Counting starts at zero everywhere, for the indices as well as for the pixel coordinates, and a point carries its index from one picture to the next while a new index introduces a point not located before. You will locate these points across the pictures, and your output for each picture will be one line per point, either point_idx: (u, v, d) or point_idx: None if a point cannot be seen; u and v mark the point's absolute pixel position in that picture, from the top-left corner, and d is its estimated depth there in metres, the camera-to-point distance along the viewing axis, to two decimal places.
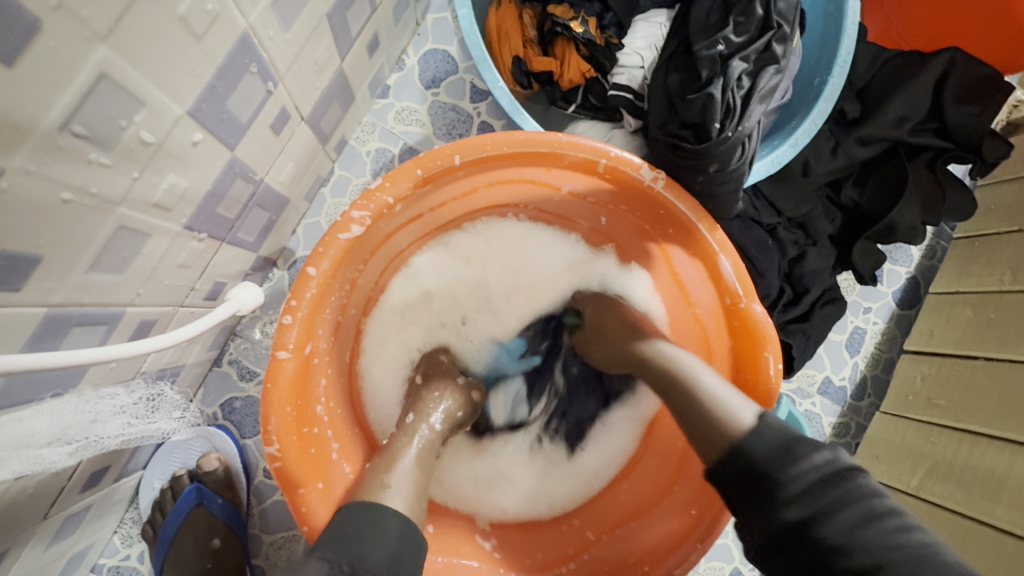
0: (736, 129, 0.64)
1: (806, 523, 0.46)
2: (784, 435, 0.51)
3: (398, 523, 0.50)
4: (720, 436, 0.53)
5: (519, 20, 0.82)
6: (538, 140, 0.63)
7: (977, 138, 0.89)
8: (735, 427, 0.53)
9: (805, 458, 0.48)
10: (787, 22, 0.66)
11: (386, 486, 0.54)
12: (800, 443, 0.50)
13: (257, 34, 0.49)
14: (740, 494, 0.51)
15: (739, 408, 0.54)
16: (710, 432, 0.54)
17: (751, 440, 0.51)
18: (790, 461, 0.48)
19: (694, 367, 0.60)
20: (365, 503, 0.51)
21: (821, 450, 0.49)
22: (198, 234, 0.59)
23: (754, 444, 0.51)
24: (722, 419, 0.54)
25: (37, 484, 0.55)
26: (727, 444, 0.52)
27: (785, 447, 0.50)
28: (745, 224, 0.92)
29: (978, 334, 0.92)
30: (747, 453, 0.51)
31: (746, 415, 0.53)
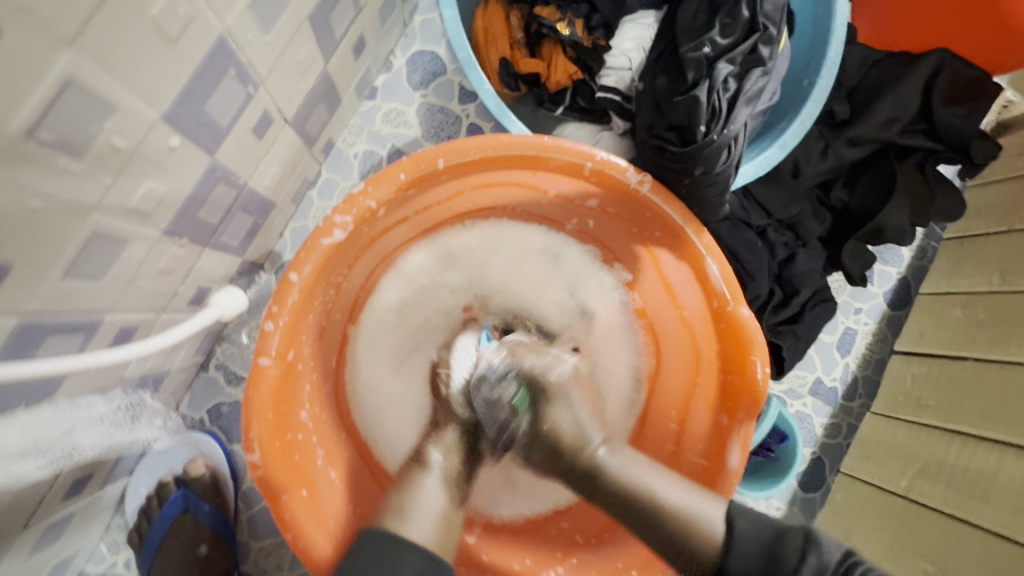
0: (722, 132, 0.63)
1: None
2: (764, 531, 0.56)
3: (416, 557, 0.53)
4: (702, 552, 0.57)
5: (506, 21, 0.81)
6: (522, 143, 0.62)
7: (966, 140, 0.89)
8: (710, 544, 0.57)
9: (795, 567, 0.53)
10: (773, 24, 0.66)
11: (405, 515, 0.57)
12: (785, 536, 0.55)
13: (234, 37, 0.49)
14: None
15: (712, 517, 0.58)
16: (692, 561, 0.57)
17: (730, 561, 0.56)
18: (778, 570, 0.53)
19: (650, 481, 0.61)
20: (384, 535, 0.54)
21: (806, 556, 0.52)
22: (179, 239, 0.59)
23: (732, 563, 0.56)
24: (697, 533, 0.57)
25: (16, 494, 0.55)
26: (713, 566, 0.57)
27: (768, 555, 0.55)
28: (735, 225, 0.92)
29: (967, 334, 0.92)
30: (729, 572, 0.56)
31: (717, 522, 0.57)
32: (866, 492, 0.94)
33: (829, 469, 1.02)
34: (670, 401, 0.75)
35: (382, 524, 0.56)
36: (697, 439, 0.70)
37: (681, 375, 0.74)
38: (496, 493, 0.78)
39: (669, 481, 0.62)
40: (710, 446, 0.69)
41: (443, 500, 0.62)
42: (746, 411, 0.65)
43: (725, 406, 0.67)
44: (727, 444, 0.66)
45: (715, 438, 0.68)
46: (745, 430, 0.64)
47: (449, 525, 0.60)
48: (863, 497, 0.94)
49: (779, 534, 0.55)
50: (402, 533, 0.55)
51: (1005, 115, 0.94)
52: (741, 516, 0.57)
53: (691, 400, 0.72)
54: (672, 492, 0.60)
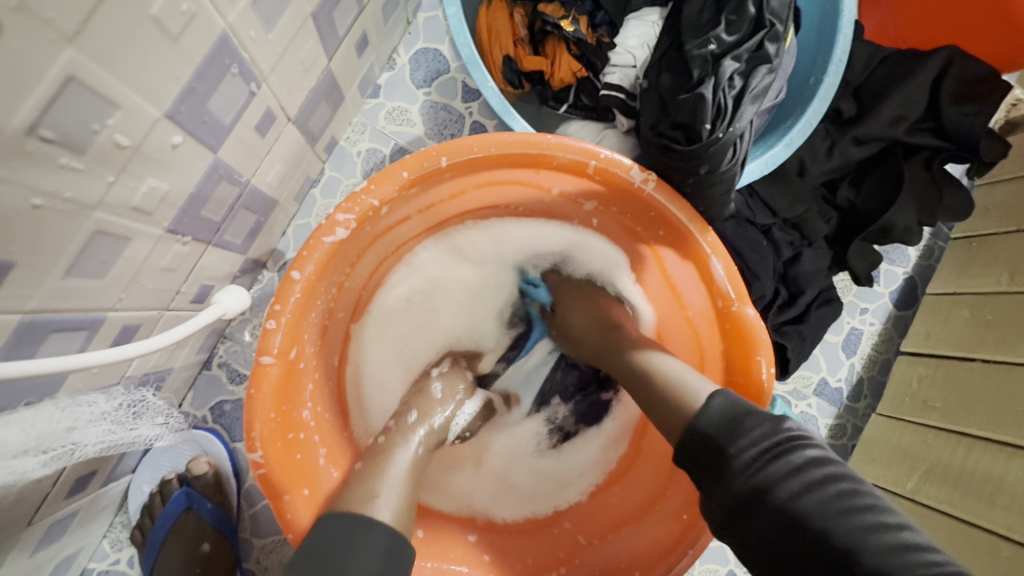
0: (727, 130, 0.63)
1: (764, 493, 0.47)
2: (733, 409, 0.53)
3: (383, 536, 0.51)
4: (676, 415, 0.57)
5: (510, 18, 0.80)
6: (526, 141, 0.62)
7: (974, 139, 0.88)
8: (687, 409, 0.56)
9: (743, 438, 0.50)
10: (780, 21, 0.65)
11: (371, 495, 0.55)
12: (751, 411, 0.52)
13: (237, 34, 0.49)
14: (701, 477, 0.53)
15: (696, 391, 0.56)
16: (669, 418, 0.57)
17: (704, 416, 0.54)
18: (739, 431, 0.51)
19: (655, 355, 0.63)
20: (349, 514, 0.52)
21: (769, 427, 0.50)
22: (182, 237, 0.59)
23: (700, 423, 0.54)
24: (676, 398, 0.57)
25: (19, 491, 0.55)
26: (681, 425, 0.55)
27: (732, 420, 0.52)
28: (740, 224, 0.91)
29: (974, 335, 0.91)
30: (701, 431, 0.53)
31: (703, 394, 0.56)
32: None
33: None
34: None
35: (346, 507, 0.53)
36: None
37: None
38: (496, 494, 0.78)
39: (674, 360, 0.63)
40: None
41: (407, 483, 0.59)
42: None
43: None
44: None
45: None
46: None
47: (412, 510, 0.57)
48: None
49: (752, 411, 0.52)
50: (366, 513, 0.52)
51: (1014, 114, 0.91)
52: (722, 394, 0.55)
53: None
54: (677, 368, 0.61)
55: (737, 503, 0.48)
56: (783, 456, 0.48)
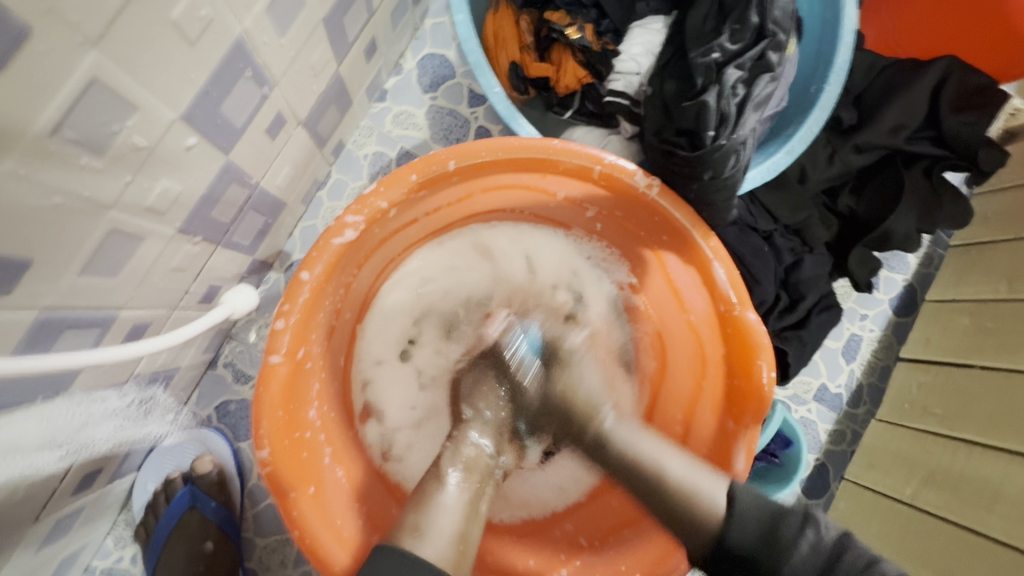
0: (730, 137, 0.64)
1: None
2: (762, 520, 0.55)
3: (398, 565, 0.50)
4: (700, 527, 0.56)
5: (516, 25, 0.82)
6: (532, 146, 0.63)
7: (973, 147, 0.89)
8: (712, 520, 0.56)
9: (793, 545, 0.52)
10: (783, 30, 0.66)
11: (421, 533, 0.54)
12: (784, 516, 0.54)
13: (252, 39, 0.50)
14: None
15: (713, 496, 0.57)
16: (690, 535, 0.57)
17: (732, 532, 0.55)
18: (780, 547, 0.53)
19: (660, 456, 0.61)
20: (391, 552, 0.51)
21: (805, 531, 0.53)
22: (192, 238, 0.59)
23: (733, 539, 0.55)
24: (698, 505, 0.57)
25: (29, 487, 0.55)
26: (714, 541, 0.55)
27: (766, 531, 0.54)
28: (741, 230, 0.92)
29: (973, 342, 0.92)
30: (731, 546, 0.55)
31: (720, 499, 0.57)
32: (870, 499, 0.94)
33: (834, 475, 1.02)
34: (676, 403, 0.75)
35: (395, 542, 0.52)
36: (703, 442, 0.71)
37: (687, 378, 0.74)
38: (494, 495, 0.79)
39: (677, 455, 0.61)
40: (714, 450, 0.69)
41: (461, 515, 0.58)
42: (751, 416, 0.65)
43: (731, 411, 0.67)
44: (732, 449, 0.66)
45: (721, 443, 0.68)
46: (751, 434, 0.65)
47: (467, 545, 0.56)
48: (866, 504, 0.94)
49: (778, 512, 0.55)
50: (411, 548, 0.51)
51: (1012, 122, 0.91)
52: (743, 493, 0.56)
53: (696, 403, 0.72)
54: (682, 470, 0.59)
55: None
56: (819, 562, 0.52)
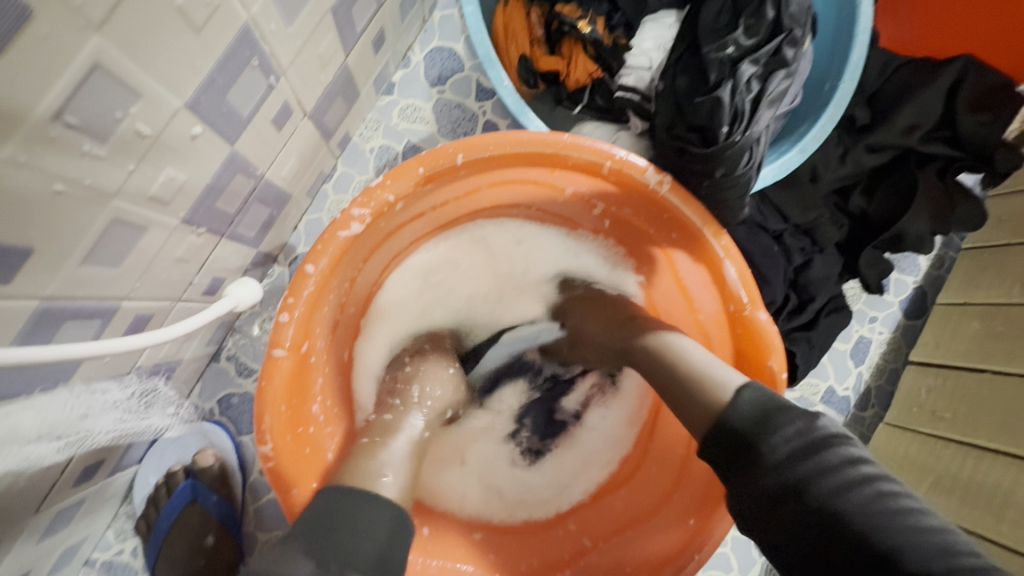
0: (744, 133, 0.62)
1: (790, 487, 0.48)
2: (763, 402, 0.53)
3: (388, 516, 0.51)
4: (707, 409, 0.56)
5: (527, 18, 0.80)
6: (542, 141, 0.62)
7: (989, 148, 0.88)
8: (719, 401, 0.55)
9: (781, 427, 0.51)
10: (800, 26, 0.65)
11: (375, 480, 0.54)
12: (780, 405, 0.52)
13: (258, 26, 0.49)
14: (730, 465, 0.53)
15: (726, 382, 0.56)
16: (698, 410, 0.57)
17: (733, 409, 0.54)
18: (773, 425, 0.51)
19: (680, 344, 0.62)
20: (345, 489, 0.51)
21: (795, 421, 0.51)
22: (196, 229, 0.59)
23: (731, 417, 0.54)
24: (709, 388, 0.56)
25: (29, 478, 0.55)
26: (713, 419, 0.55)
27: (765, 412, 0.52)
28: (751, 230, 0.91)
29: (984, 346, 0.90)
30: (730, 424, 0.53)
31: (732, 386, 0.55)
32: None
33: None
34: None
35: (346, 483, 0.52)
36: None
37: None
38: (493, 495, 0.78)
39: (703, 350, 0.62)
40: None
41: (405, 470, 0.58)
42: None
43: None
44: None
45: None
46: None
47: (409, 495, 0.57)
48: None
49: (780, 404, 0.53)
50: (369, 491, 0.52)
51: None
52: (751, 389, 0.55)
53: None
54: (704, 360, 0.59)
55: (760, 503, 0.50)
56: (813, 447, 0.49)
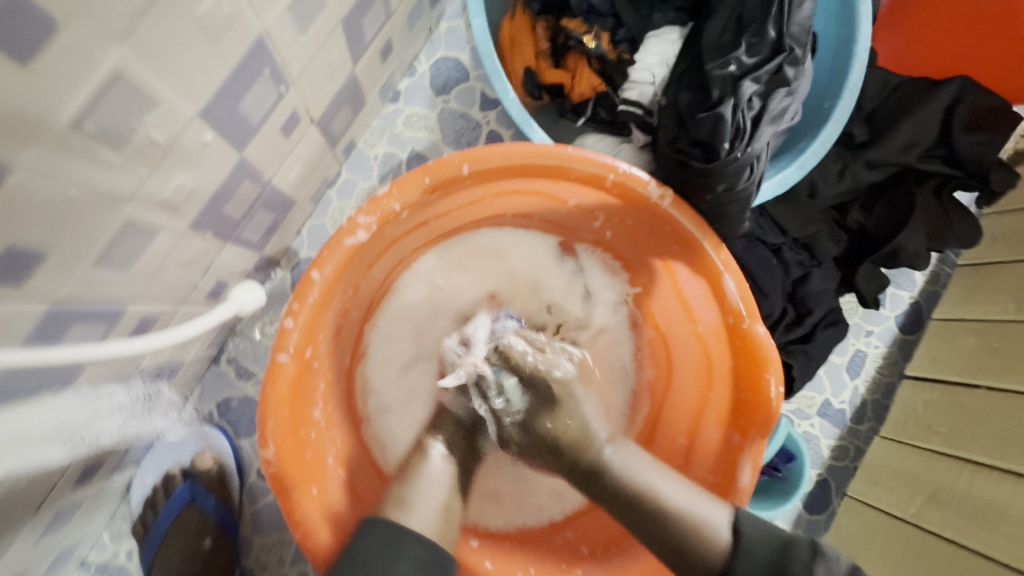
0: (745, 150, 0.64)
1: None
2: (774, 537, 0.57)
3: (418, 549, 0.53)
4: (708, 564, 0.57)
5: (532, 32, 0.82)
6: (547, 153, 0.63)
7: (986, 169, 0.89)
8: (715, 547, 0.57)
9: (804, 571, 0.53)
10: (800, 45, 0.66)
11: (407, 506, 0.57)
12: (791, 544, 0.55)
13: (272, 38, 0.50)
14: None
15: (714, 520, 0.58)
16: (693, 561, 0.57)
17: (739, 561, 0.56)
18: (790, 569, 0.54)
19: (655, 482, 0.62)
20: (390, 530, 0.53)
21: (815, 563, 0.53)
22: (203, 233, 0.59)
23: (739, 569, 0.56)
24: (700, 533, 0.57)
25: (31, 478, 0.55)
26: (717, 572, 0.57)
27: (778, 552, 0.55)
28: (750, 243, 0.92)
29: (980, 362, 0.91)
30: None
31: (722, 531, 0.57)
32: (873, 516, 0.94)
33: (836, 492, 1.02)
34: (681, 416, 0.75)
35: (385, 517, 0.55)
36: (707, 456, 0.70)
37: (691, 389, 0.74)
38: (492, 501, 0.79)
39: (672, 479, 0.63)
40: (719, 462, 0.69)
41: (446, 487, 0.62)
42: (758, 429, 0.65)
43: (738, 425, 0.67)
44: (738, 461, 0.66)
45: (727, 455, 0.68)
46: (757, 448, 0.65)
47: (451, 511, 0.60)
48: (870, 521, 0.94)
49: (785, 541, 0.56)
50: (403, 525, 0.54)
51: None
52: (747, 522, 0.58)
53: (700, 416, 0.72)
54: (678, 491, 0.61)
55: None
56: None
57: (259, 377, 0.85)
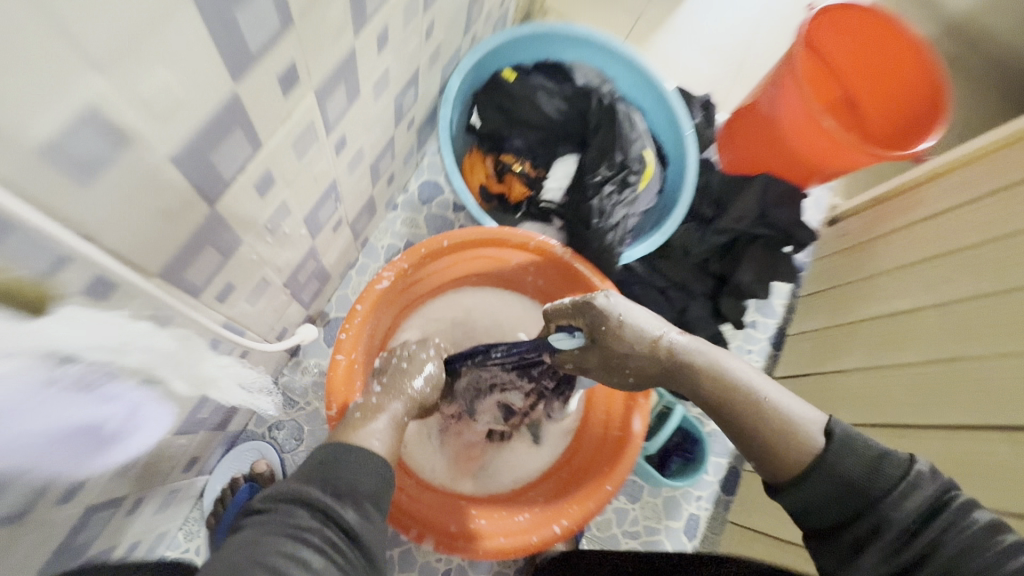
0: (606, 223, 1.11)
1: (897, 548, 0.60)
2: (852, 442, 0.67)
3: (364, 455, 0.67)
4: (797, 450, 0.69)
5: (484, 162, 1.26)
6: (495, 231, 1.05)
7: (791, 229, 1.37)
8: (809, 443, 0.69)
9: (890, 484, 0.63)
10: (637, 164, 1.15)
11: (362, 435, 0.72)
12: (891, 457, 0.65)
13: (341, 179, 0.92)
14: (819, 510, 0.66)
15: (810, 430, 0.71)
16: (773, 458, 0.70)
17: (839, 456, 0.66)
18: (880, 478, 0.64)
19: (769, 394, 0.76)
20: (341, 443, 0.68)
21: (909, 475, 0.63)
22: (287, 290, 0.97)
23: (840, 466, 0.66)
24: (792, 435, 0.70)
25: (173, 448, 0.86)
26: (805, 462, 0.68)
27: (872, 467, 0.64)
28: (644, 288, 1.35)
29: (813, 358, 1.31)
30: (839, 467, 0.65)
31: (814, 432, 0.70)
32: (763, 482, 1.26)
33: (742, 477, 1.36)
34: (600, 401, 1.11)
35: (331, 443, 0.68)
36: (617, 420, 1.06)
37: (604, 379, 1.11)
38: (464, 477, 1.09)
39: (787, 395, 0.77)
40: (623, 419, 1.04)
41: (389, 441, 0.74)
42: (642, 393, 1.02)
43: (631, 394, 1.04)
44: (634, 418, 1.02)
45: (627, 415, 1.04)
46: (642, 406, 1.01)
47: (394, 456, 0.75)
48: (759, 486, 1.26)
49: (885, 454, 0.65)
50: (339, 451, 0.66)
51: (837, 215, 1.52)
52: (838, 426, 0.69)
53: (612, 396, 1.09)
54: (742, 375, 0.79)
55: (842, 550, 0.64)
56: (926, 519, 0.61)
57: (300, 406, 1.18)
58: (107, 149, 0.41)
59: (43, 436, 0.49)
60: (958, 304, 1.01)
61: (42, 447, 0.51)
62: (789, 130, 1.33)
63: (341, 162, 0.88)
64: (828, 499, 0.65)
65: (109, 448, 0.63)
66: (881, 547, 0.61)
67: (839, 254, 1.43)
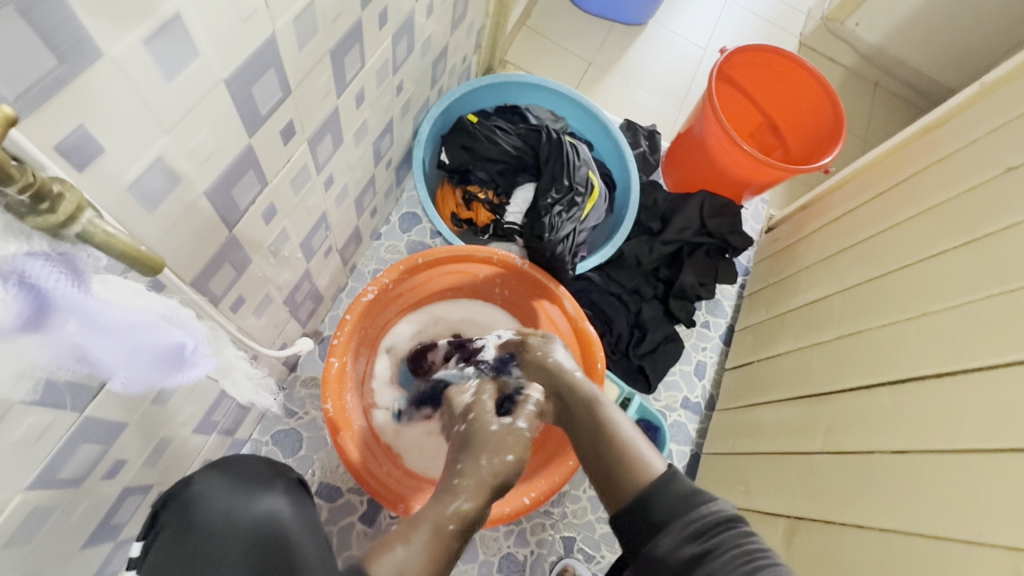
0: (555, 236, 1.30)
1: (672, 551, 0.72)
2: (689, 490, 0.78)
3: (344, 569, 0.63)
4: (637, 478, 0.83)
5: (454, 194, 1.49)
6: (464, 249, 1.24)
7: (727, 236, 1.56)
8: (648, 474, 0.83)
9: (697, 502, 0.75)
10: (581, 187, 1.36)
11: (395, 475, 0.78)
12: (703, 498, 0.76)
13: (330, 211, 1.10)
14: (631, 531, 0.78)
15: (652, 467, 0.84)
16: (617, 484, 0.84)
17: (665, 488, 0.79)
18: (691, 505, 0.76)
19: (622, 426, 0.92)
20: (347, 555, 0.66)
21: (731, 522, 0.72)
22: (286, 307, 1.13)
23: (662, 493, 0.78)
24: (638, 469, 0.84)
25: (190, 447, 0.99)
26: (637, 490, 0.81)
27: (687, 498, 0.77)
28: (602, 295, 1.53)
29: (754, 348, 1.49)
30: (660, 495, 0.78)
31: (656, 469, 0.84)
32: (714, 461, 1.40)
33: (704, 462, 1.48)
34: None
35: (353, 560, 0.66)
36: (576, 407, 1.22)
37: None
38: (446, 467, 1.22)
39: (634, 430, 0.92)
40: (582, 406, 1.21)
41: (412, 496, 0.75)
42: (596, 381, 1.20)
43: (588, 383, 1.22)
44: None
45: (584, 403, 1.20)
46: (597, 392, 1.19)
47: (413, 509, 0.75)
48: (711, 465, 1.40)
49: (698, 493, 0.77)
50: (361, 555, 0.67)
51: (771, 224, 1.73)
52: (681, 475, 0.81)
53: None
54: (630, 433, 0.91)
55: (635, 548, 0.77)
56: (717, 532, 0.71)
57: (300, 415, 1.31)
58: (164, 185, 0.58)
59: (124, 340, 0.50)
60: (897, 272, 1.11)
61: (122, 356, 0.51)
62: (715, 151, 1.54)
63: (329, 197, 1.06)
64: (641, 527, 0.77)
65: (186, 365, 0.59)
66: (655, 551, 0.73)
67: (766, 258, 1.65)
